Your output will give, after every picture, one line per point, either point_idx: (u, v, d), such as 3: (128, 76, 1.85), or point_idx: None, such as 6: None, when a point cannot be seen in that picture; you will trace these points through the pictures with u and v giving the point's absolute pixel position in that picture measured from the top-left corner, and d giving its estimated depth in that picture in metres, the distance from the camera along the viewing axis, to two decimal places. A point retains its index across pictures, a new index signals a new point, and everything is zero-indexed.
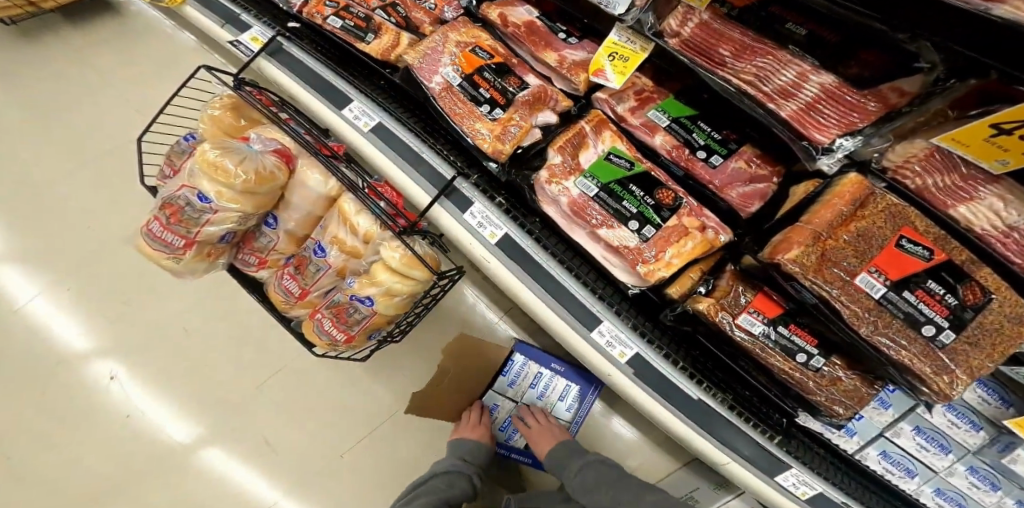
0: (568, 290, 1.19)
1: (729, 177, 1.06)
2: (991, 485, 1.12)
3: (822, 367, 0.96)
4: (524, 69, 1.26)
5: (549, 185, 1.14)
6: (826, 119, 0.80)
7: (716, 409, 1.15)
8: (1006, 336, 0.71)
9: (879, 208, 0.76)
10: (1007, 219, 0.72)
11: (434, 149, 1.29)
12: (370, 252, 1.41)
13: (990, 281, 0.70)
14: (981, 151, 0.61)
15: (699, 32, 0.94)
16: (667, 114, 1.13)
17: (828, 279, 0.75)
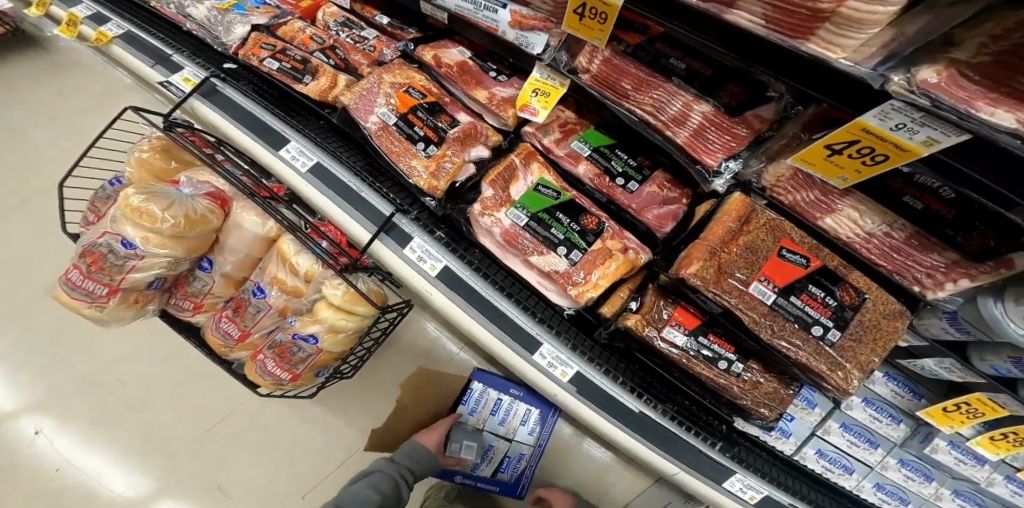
0: (508, 315, 1.22)
1: (645, 200, 1.14)
2: (924, 475, 1.23)
3: (743, 372, 1.02)
4: (455, 106, 1.32)
5: (482, 216, 1.18)
6: (711, 144, 0.89)
7: (657, 420, 1.19)
8: (885, 331, 0.79)
9: (760, 224, 0.85)
10: (865, 227, 0.79)
11: (370, 185, 1.31)
12: (312, 291, 1.39)
13: (861, 282, 0.79)
14: (824, 169, 0.69)
15: (603, 67, 1.00)
16: (589, 144, 1.21)
17: (726, 290, 0.82)
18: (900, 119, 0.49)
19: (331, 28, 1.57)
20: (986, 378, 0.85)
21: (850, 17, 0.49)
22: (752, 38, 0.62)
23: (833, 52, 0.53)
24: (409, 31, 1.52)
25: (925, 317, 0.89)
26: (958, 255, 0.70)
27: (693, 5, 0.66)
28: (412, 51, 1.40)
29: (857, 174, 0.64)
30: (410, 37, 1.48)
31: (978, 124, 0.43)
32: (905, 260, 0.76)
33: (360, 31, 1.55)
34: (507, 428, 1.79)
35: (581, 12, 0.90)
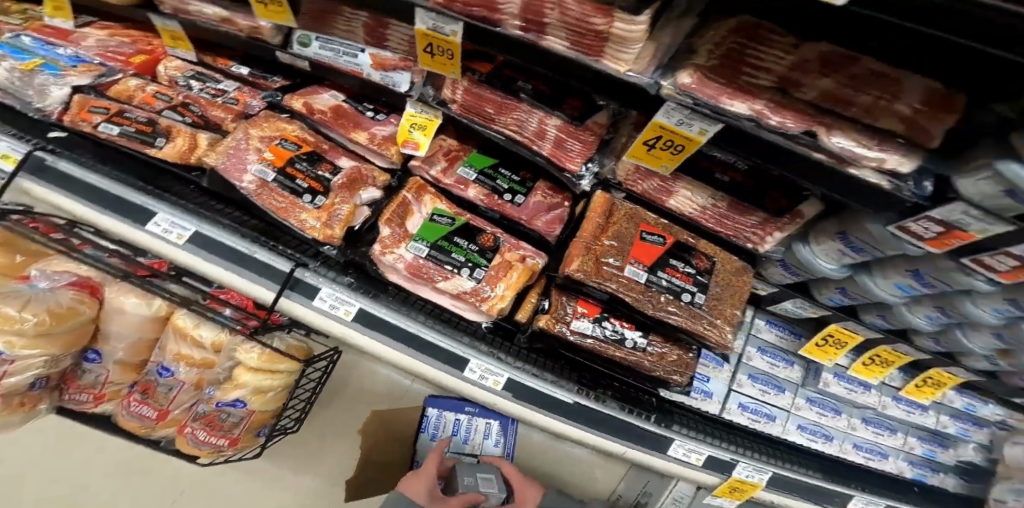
0: (430, 339, 1.17)
1: (533, 209, 1.20)
2: (830, 409, 1.33)
3: (647, 346, 1.12)
4: (334, 150, 1.20)
5: (383, 256, 1.11)
6: (571, 151, 0.96)
7: (592, 407, 1.19)
8: (738, 287, 0.92)
9: (621, 215, 0.95)
10: (699, 203, 0.90)
11: (265, 245, 1.16)
12: (225, 357, 1.24)
13: (708, 249, 0.93)
14: (647, 160, 0.83)
15: (468, 97, 1.01)
16: (473, 168, 1.22)
17: (606, 277, 0.89)
18: (681, 114, 0.69)
19: (179, 81, 1.38)
20: (827, 307, 1.01)
21: (620, 35, 0.62)
22: (569, 62, 0.72)
23: (620, 65, 0.68)
24: (273, 79, 1.42)
25: (767, 273, 1.02)
26: (766, 215, 0.85)
27: (511, 36, 0.73)
28: (279, 101, 1.31)
29: (672, 161, 0.79)
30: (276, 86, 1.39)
31: (730, 113, 0.64)
32: (735, 224, 0.90)
33: (216, 84, 1.40)
34: (474, 446, 1.41)
35: (430, 49, 0.84)
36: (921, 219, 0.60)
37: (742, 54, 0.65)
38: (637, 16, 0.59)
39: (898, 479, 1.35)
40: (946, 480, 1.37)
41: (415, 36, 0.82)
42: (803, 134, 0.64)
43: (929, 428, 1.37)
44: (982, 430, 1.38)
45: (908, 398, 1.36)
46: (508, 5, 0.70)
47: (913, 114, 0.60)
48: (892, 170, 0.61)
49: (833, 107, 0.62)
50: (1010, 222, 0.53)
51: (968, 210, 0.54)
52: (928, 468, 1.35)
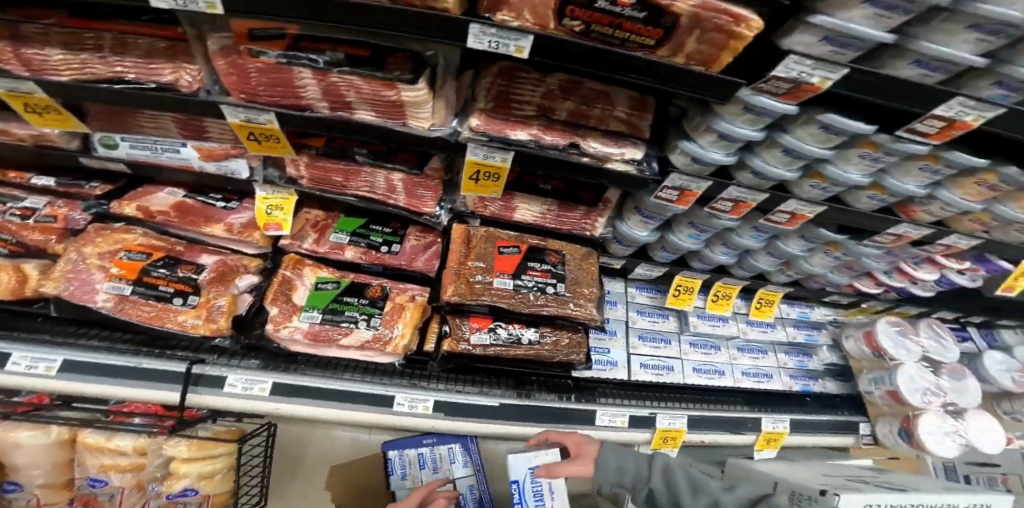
0: (343, 389, 1.06)
1: (411, 253, 1.17)
2: (716, 347, 1.23)
3: (541, 337, 1.09)
4: (198, 249, 1.12)
5: (279, 333, 1.04)
6: (423, 197, 1.04)
7: (529, 403, 1.09)
8: (589, 267, 1.08)
9: (480, 237, 1.06)
10: (534, 211, 1.05)
11: (151, 353, 1.02)
12: (155, 457, 1.04)
13: (557, 246, 1.08)
14: (480, 189, 0.96)
15: (313, 171, 1.02)
16: (345, 231, 1.17)
17: (478, 293, 0.98)
18: (484, 151, 0.84)
19: None
20: (664, 265, 1.18)
21: (411, 101, 0.75)
22: (383, 129, 0.83)
23: (422, 123, 0.81)
24: (88, 186, 1.16)
25: (610, 251, 1.17)
26: (586, 208, 1.04)
27: (324, 116, 0.82)
28: (102, 210, 1.13)
29: (496, 185, 0.93)
30: (97, 194, 1.16)
31: (516, 141, 0.82)
32: (569, 219, 1.06)
33: (16, 203, 1.11)
34: (446, 473, 1.31)
35: (254, 137, 0.88)
36: (665, 188, 0.85)
37: (509, 95, 0.83)
38: (415, 84, 0.71)
39: (790, 395, 1.19)
40: (827, 385, 1.23)
41: (234, 128, 0.85)
42: (570, 146, 0.83)
43: (797, 337, 1.25)
44: (822, 334, 1.29)
45: (758, 320, 1.27)
46: (309, 91, 0.77)
47: (627, 117, 0.84)
48: (632, 157, 0.83)
49: (581, 122, 0.83)
50: (706, 179, 0.81)
51: (681, 177, 0.82)
52: (808, 378, 1.21)
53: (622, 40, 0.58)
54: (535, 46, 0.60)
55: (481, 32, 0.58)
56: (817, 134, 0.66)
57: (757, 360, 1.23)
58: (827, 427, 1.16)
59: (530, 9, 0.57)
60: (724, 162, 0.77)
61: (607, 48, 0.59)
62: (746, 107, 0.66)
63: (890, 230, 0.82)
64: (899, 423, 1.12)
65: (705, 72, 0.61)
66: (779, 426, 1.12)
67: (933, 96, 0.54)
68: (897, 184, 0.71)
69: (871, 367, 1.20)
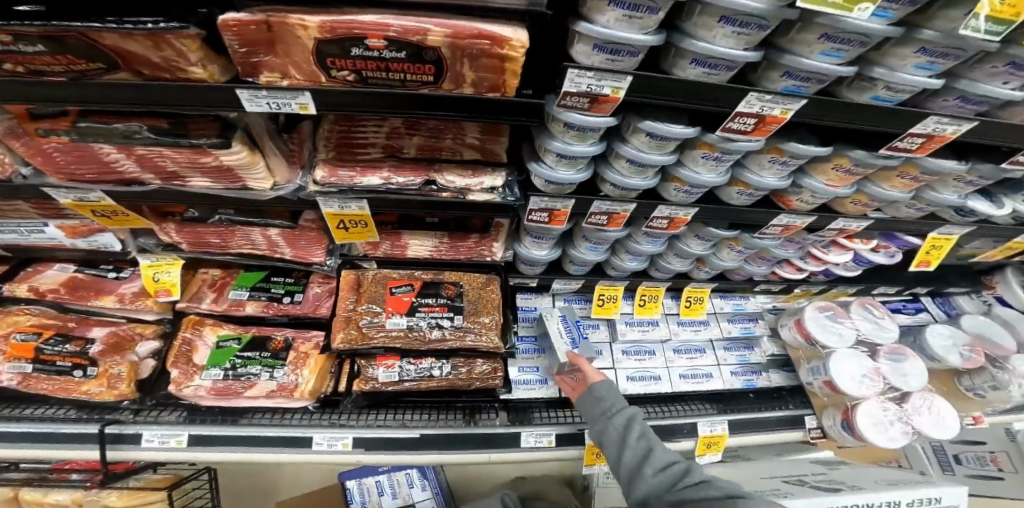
0: (255, 434, 0.93)
1: (314, 301, 1.07)
2: (649, 351, 1.12)
3: (451, 369, 0.99)
4: (93, 321, 1.03)
5: (182, 394, 0.93)
6: (308, 246, 0.96)
7: (463, 430, 0.97)
8: (488, 295, 1.01)
9: (370, 280, 0.99)
10: (425, 247, 0.98)
11: (73, 416, 0.94)
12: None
13: (453, 278, 1.02)
14: (356, 235, 0.87)
15: (184, 233, 0.94)
16: (245, 287, 1.07)
17: (367, 335, 0.92)
18: (336, 202, 0.77)
19: None
20: (579, 277, 1.07)
21: (236, 163, 0.69)
22: (228, 194, 0.77)
23: (264, 182, 0.74)
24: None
25: (521, 271, 1.06)
26: (479, 234, 0.96)
27: (156, 188, 0.78)
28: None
29: (360, 231, 0.86)
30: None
31: (369, 187, 0.76)
32: (466, 247, 0.98)
33: None
34: (405, 500, 1.25)
35: (100, 213, 0.86)
36: (532, 211, 0.78)
37: (348, 137, 0.76)
38: (230, 148, 0.66)
39: (732, 394, 1.12)
40: (771, 377, 1.16)
41: (74, 208, 0.83)
42: (425, 184, 0.77)
43: (731, 332, 1.19)
44: (759, 324, 1.23)
45: (689, 319, 1.20)
46: (127, 166, 0.73)
47: (481, 142, 0.76)
48: (492, 186, 0.76)
49: (433, 156, 0.77)
50: (569, 197, 0.75)
51: (542, 199, 0.75)
52: (751, 373, 1.14)
53: (401, 81, 0.52)
54: (318, 101, 0.54)
55: (253, 95, 0.53)
56: (651, 142, 0.61)
57: (697, 358, 1.14)
58: (775, 422, 1.07)
59: (293, 66, 0.51)
60: (577, 180, 0.70)
61: (388, 91, 0.53)
62: (569, 126, 0.60)
63: (772, 223, 0.76)
64: (841, 414, 1.04)
65: (503, 97, 0.54)
66: (718, 428, 1.03)
67: (721, 95, 0.53)
68: (755, 180, 0.66)
69: (808, 356, 1.13)
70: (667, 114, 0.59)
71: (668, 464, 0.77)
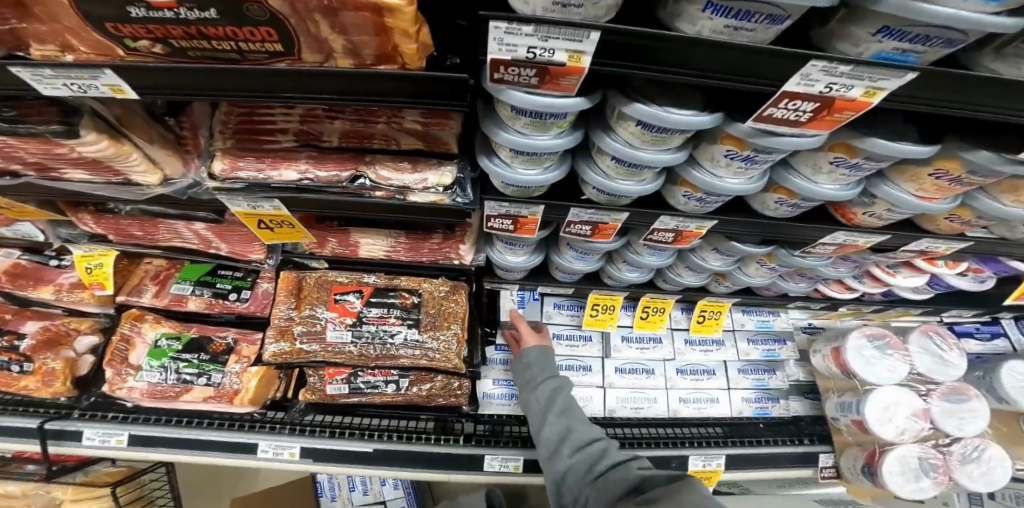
0: (200, 438, 0.91)
1: (263, 300, 1.02)
2: (646, 371, 1.09)
3: (403, 384, 0.96)
4: (31, 313, 1.01)
5: (116, 395, 0.92)
6: (242, 244, 0.84)
7: (425, 448, 0.92)
8: (450, 306, 0.89)
9: (313, 284, 0.88)
10: (377, 249, 0.86)
11: (11, 410, 0.91)
12: (39, 499, 1.02)
13: (410, 283, 0.89)
14: (286, 235, 0.73)
15: (102, 224, 0.81)
16: (189, 280, 1.01)
17: (311, 339, 0.85)
18: (245, 202, 0.62)
19: None
20: (566, 284, 0.95)
21: (98, 156, 0.52)
22: (121, 194, 0.61)
23: (149, 176, 0.57)
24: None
25: (499, 275, 0.93)
26: (443, 234, 0.83)
27: (31, 182, 0.62)
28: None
29: (288, 228, 0.71)
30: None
31: (284, 183, 0.59)
32: (429, 249, 0.85)
33: None
34: (376, 496, 1.30)
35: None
36: (490, 217, 0.61)
37: (253, 124, 0.59)
38: (79, 138, 0.49)
39: (741, 422, 1.09)
40: (789, 406, 1.13)
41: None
42: (353, 180, 0.59)
43: (749, 355, 1.13)
44: (785, 347, 1.16)
45: (700, 338, 1.13)
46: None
47: (423, 127, 0.59)
48: (438, 184, 0.58)
49: (361, 145, 0.59)
50: (536, 201, 0.56)
51: (501, 204, 0.58)
52: (767, 401, 1.11)
53: (236, 53, 0.35)
54: (130, 82, 0.38)
55: (37, 76, 0.38)
56: (644, 135, 0.40)
57: (704, 379, 1.10)
58: (791, 459, 1.05)
59: (71, 34, 0.35)
60: (543, 182, 0.51)
61: (223, 68, 0.36)
62: (518, 112, 0.40)
63: (824, 240, 0.56)
64: (863, 458, 1.00)
65: (399, 70, 0.37)
66: (711, 465, 0.99)
67: (753, 64, 0.31)
68: (804, 187, 0.45)
69: (841, 389, 1.07)
70: (669, 93, 0.38)
71: (588, 443, 0.76)
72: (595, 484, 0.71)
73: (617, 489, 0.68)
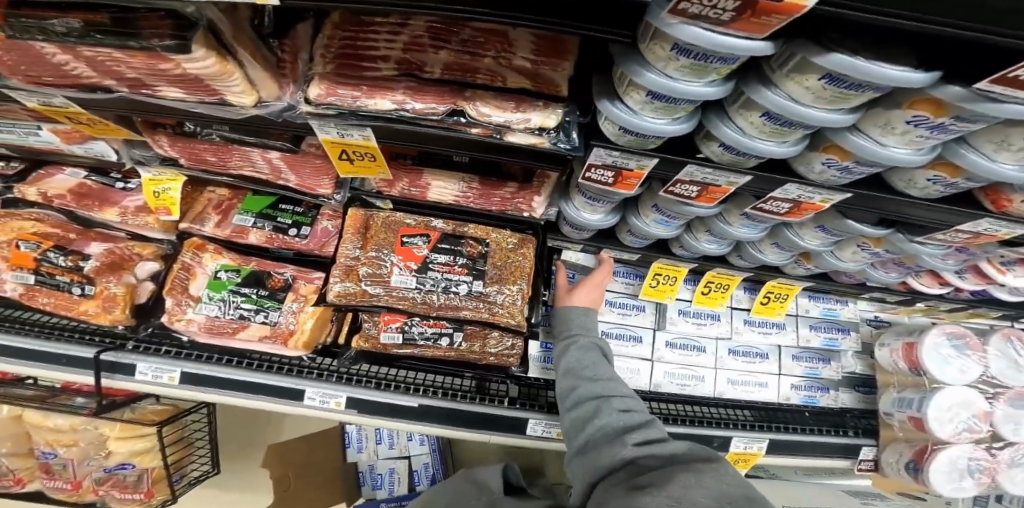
0: (245, 380, 0.96)
1: (322, 237, 1.02)
2: (697, 348, 1.07)
3: (461, 340, 0.99)
4: (95, 234, 1.04)
5: (175, 326, 0.97)
6: (314, 179, 0.84)
7: (467, 407, 0.99)
8: (515, 262, 0.89)
9: (379, 225, 0.89)
10: (451, 193, 0.84)
11: (72, 337, 0.98)
12: (87, 433, 1.11)
13: (478, 232, 0.89)
14: (363, 168, 0.71)
15: (179, 147, 0.82)
16: (251, 212, 1.02)
17: (377, 281, 0.86)
18: (337, 129, 0.61)
19: None
20: (634, 250, 0.92)
21: (203, 74, 0.51)
22: (218, 114, 0.63)
23: (244, 97, 0.58)
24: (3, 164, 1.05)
25: (564, 234, 0.91)
26: (518, 184, 0.81)
27: (126, 97, 0.62)
28: (8, 195, 1.02)
29: (370, 162, 0.69)
30: (10, 173, 1.04)
31: (378, 111, 0.57)
32: (499, 199, 0.84)
33: None
34: (402, 451, 1.44)
35: (83, 121, 0.73)
36: (592, 167, 0.59)
37: (355, 49, 0.58)
38: (190, 54, 0.47)
39: (784, 407, 1.10)
40: (839, 397, 1.13)
41: (48, 112, 0.71)
42: (450, 114, 0.57)
43: (810, 343, 1.10)
44: (849, 338, 1.13)
45: (760, 319, 1.10)
46: (77, 67, 0.56)
47: (533, 66, 0.58)
48: (541, 126, 0.57)
49: (463, 78, 0.57)
50: (650, 154, 0.53)
51: (611, 152, 0.54)
52: (817, 390, 1.10)
53: None
54: None
55: None
56: (827, 91, 0.34)
57: (753, 362, 1.09)
58: (834, 450, 1.07)
59: None
60: (669, 132, 0.47)
61: None
62: (681, 51, 0.35)
63: (963, 227, 0.53)
64: (910, 454, 1.03)
65: None
66: (753, 448, 1.01)
67: None
68: (982, 167, 0.40)
69: (902, 384, 1.08)
70: (882, 42, 0.32)
71: (589, 401, 0.78)
72: (585, 456, 0.72)
73: (605, 461, 0.69)
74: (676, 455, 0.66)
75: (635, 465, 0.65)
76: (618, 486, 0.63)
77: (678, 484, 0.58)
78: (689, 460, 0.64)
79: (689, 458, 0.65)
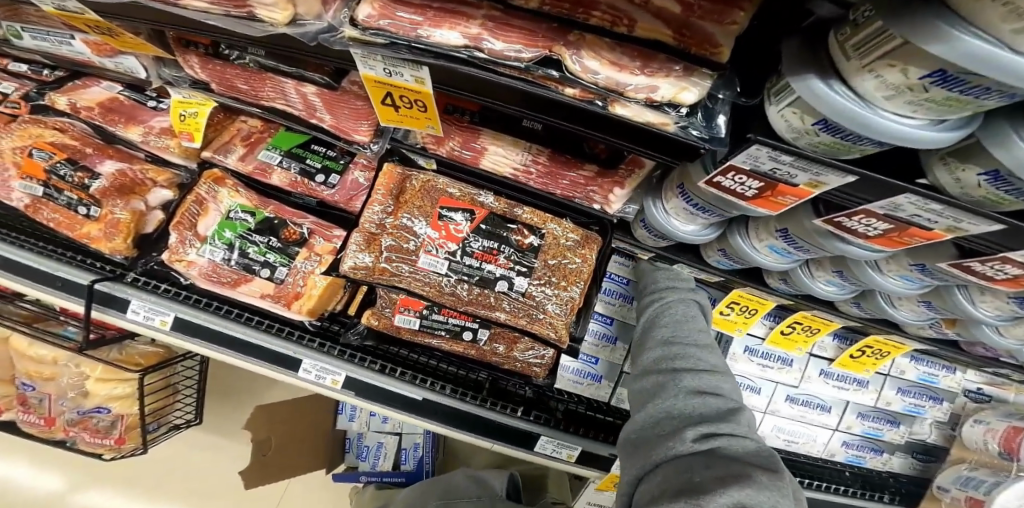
0: (244, 340, 0.85)
1: (350, 190, 0.87)
2: (753, 388, 0.92)
3: (484, 339, 0.82)
4: (113, 152, 0.89)
5: (174, 266, 0.84)
6: (349, 120, 0.68)
7: (475, 411, 0.86)
8: (572, 264, 0.73)
9: (416, 189, 0.73)
10: (516, 162, 0.68)
11: (73, 260, 0.85)
12: (68, 369, 1.02)
13: (535, 218, 0.72)
14: (410, 121, 0.55)
15: (211, 74, 0.69)
16: (279, 149, 0.88)
17: (405, 257, 0.72)
18: (382, 64, 0.44)
19: None
20: (717, 271, 0.74)
21: None
22: (248, 31, 0.48)
23: (279, 12, 0.44)
24: (45, 72, 0.92)
25: (637, 235, 0.74)
26: (598, 168, 0.65)
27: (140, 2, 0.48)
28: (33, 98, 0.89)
29: (423, 114, 0.52)
30: (49, 81, 0.91)
31: (441, 45, 0.40)
32: (568, 183, 0.68)
33: None
34: (394, 427, 1.32)
35: (100, 28, 0.60)
36: (731, 171, 0.42)
37: None
38: None
39: (825, 463, 0.98)
40: (890, 461, 1.01)
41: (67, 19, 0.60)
42: (543, 65, 0.40)
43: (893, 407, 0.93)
44: (934, 407, 0.97)
45: (841, 372, 0.92)
46: None
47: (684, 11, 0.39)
48: (674, 102, 0.39)
49: (571, 14, 0.39)
50: (840, 167, 0.35)
51: (777, 156, 0.37)
52: (864, 452, 0.98)
53: None
54: None
55: None
56: None
57: (812, 415, 0.94)
58: None
59: None
60: (915, 140, 0.29)
61: None
62: None
63: None
64: None
65: None
66: None
67: None
68: None
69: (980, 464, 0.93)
70: None
71: (657, 370, 0.58)
72: (636, 445, 0.54)
73: (655, 454, 0.49)
74: (743, 455, 0.44)
75: (687, 463, 0.45)
76: (662, 491, 0.44)
77: (727, 497, 0.38)
78: (752, 462, 0.43)
79: (754, 459, 0.44)
